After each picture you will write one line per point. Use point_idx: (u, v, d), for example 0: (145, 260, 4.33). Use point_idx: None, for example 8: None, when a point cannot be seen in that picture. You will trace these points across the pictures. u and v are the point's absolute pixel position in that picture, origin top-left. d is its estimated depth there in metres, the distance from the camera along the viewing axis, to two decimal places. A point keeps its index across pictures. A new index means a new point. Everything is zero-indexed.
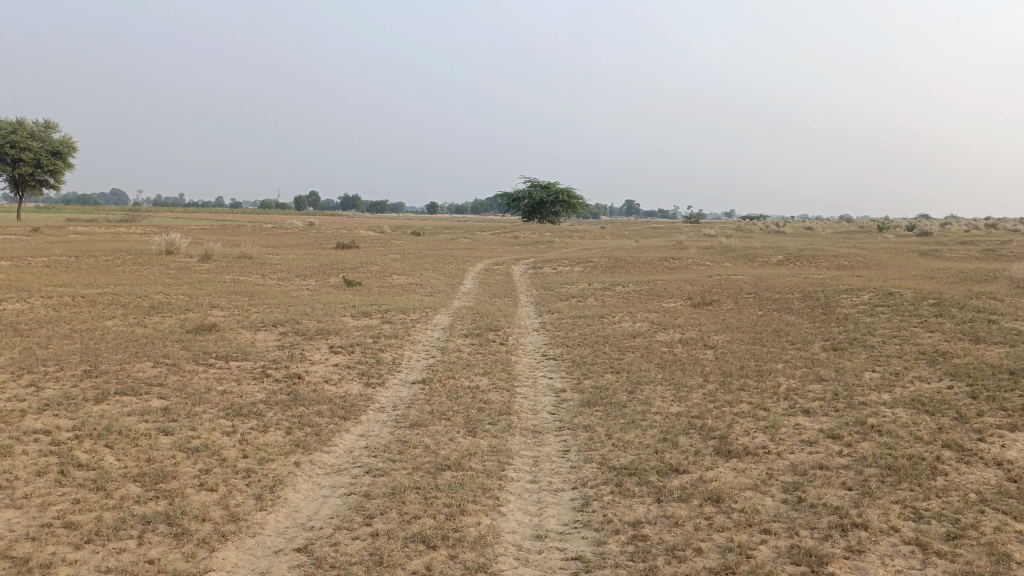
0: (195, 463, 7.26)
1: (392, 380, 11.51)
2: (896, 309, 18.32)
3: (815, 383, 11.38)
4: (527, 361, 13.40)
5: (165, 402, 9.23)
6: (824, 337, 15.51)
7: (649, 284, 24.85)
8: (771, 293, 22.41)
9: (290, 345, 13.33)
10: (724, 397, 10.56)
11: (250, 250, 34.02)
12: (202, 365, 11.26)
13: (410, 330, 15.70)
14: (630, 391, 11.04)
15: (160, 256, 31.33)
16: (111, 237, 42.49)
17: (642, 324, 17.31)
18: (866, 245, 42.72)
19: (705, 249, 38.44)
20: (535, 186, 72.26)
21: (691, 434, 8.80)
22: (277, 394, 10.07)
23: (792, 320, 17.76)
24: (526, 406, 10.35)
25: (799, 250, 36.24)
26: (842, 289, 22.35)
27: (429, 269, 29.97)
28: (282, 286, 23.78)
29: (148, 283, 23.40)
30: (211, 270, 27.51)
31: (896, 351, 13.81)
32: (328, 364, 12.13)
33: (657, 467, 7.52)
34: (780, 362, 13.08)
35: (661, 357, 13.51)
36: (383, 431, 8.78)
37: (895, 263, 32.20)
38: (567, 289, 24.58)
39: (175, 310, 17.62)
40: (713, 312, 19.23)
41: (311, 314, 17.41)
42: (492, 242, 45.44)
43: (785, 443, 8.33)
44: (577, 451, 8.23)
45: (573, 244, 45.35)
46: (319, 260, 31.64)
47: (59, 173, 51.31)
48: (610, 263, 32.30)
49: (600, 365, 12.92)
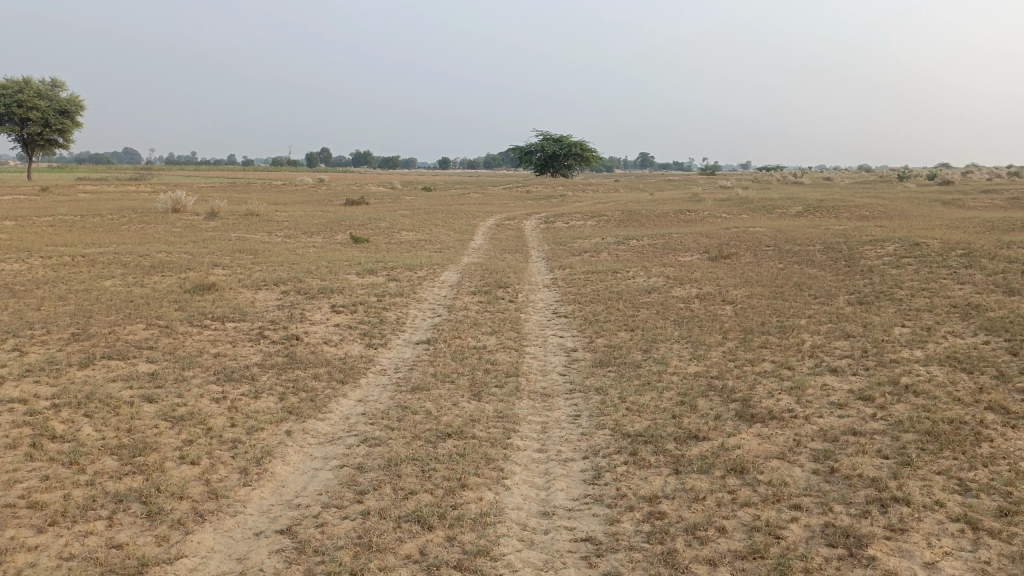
0: (178, 433, 6.78)
1: (395, 340, 10.97)
2: (923, 261, 17.51)
3: (841, 340, 10.74)
4: (538, 320, 12.82)
5: (154, 367, 8.74)
6: (849, 290, 14.81)
7: (664, 237, 24.14)
8: (791, 245, 21.61)
9: (290, 304, 12.79)
10: (745, 356, 9.95)
11: (258, 208, 33.42)
12: (197, 327, 10.77)
13: (415, 288, 15.12)
14: (645, 350, 10.46)
15: (166, 215, 30.78)
16: (120, 196, 42.08)
17: (658, 279, 16.65)
18: (886, 195, 41.55)
19: (722, 201, 37.47)
20: (547, 139, 70.89)
21: (710, 396, 8.22)
22: (272, 357, 9.56)
23: (814, 273, 17.02)
24: (535, 367, 9.80)
25: (818, 201, 35.26)
26: (865, 240, 21.57)
27: (439, 225, 29.32)
28: (287, 244, 23.25)
29: (152, 242, 22.91)
30: (217, 228, 27.01)
31: (925, 304, 13.11)
32: (328, 324, 11.60)
33: (675, 434, 6.96)
34: (804, 317, 12.41)
35: (678, 314, 12.88)
36: (382, 396, 8.26)
37: (919, 213, 31.14)
38: (579, 243, 23.91)
39: (177, 269, 17.09)
40: (731, 265, 18.52)
41: (315, 272, 16.87)
42: (503, 196, 44.65)
43: (812, 406, 7.75)
44: (588, 416, 7.68)
45: (586, 198, 44.43)
46: (327, 217, 30.99)
47: (67, 133, 50.66)
48: (624, 216, 31.54)
49: (614, 323, 12.32)
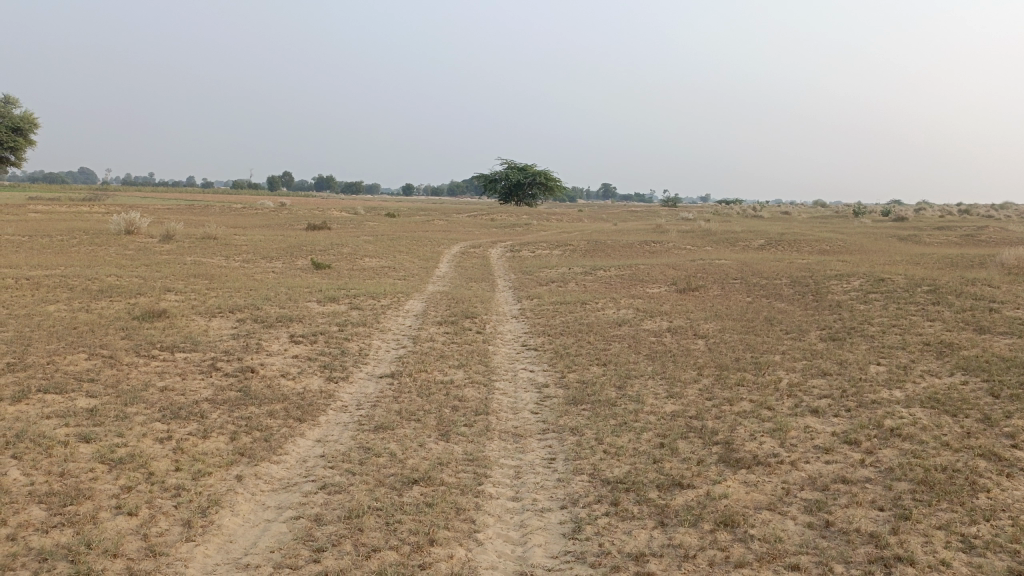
0: (115, 479, 6.15)
1: (357, 374, 10.41)
2: (889, 297, 17.50)
3: (818, 378, 10.47)
4: (506, 352, 12.36)
5: (94, 402, 8.06)
6: (820, 326, 14.66)
7: (631, 268, 23.95)
8: (758, 279, 21.56)
9: (246, 333, 12.14)
10: (723, 395, 9.60)
11: (215, 231, 32.52)
12: (144, 358, 10.07)
13: (378, 318, 14.56)
14: (619, 387, 10.05)
15: (119, 237, 29.72)
16: (72, 216, 40.76)
17: (627, 311, 16.35)
18: (845, 230, 42.21)
19: (686, 233, 37.60)
20: (512, 168, 70.94)
21: (691, 438, 7.83)
22: (225, 391, 8.94)
23: (783, 308, 16.88)
24: (505, 404, 9.32)
25: (780, 235, 35.59)
26: (831, 274, 21.62)
27: (403, 251, 28.81)
28: (246, 269, 22.50)
29: (102, 264, 21.97)
30: (172, 251, 26.11)
31: (898, 342, 12.98)
32: (286, 355, 10.99)
33: (657, 481, 6.53)
34: (778, 353, 12.16)
35: (650, 348, 12.53)
36: (342, 436, 7.70)
37: (878, 249, 31.53)
38: (546, 273, 23.60)
39: (126, 294, 16.28)
40: (700, 298, 18.31)
41: (274, 299, 16.20)
42: (468, 224, 44.30)
43: (797, 450, 7.40)
44: (564, 460, 7.22)
45: (551, 226, 44.35)
46: (287, 241, 30.24)
47: (19, 151, 49.07)
48: (590, 246, 31.37)
49: (585, 356, 11.91)
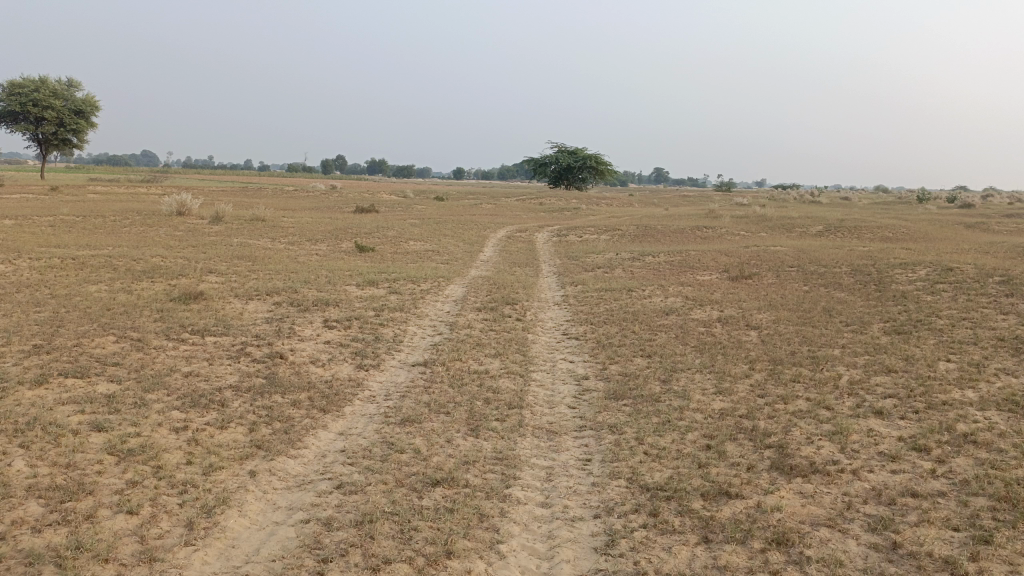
0: (122, 473, 5.84)
1: (389, 361, 10.01)
2: (959, 287, 16.41)
3: (881, 376, 9.68)
4: (546, 341, 11.82)
5: (114, 388, 7.81)
6: (883, 318, 13.75)
7: (681, 254, 23.15)
8: (815, 266, 20.56)
9: (280, 317, 11.85)
10: (776, 392, 8.91)
11: (264, 212, 32.64)
12: (173, 341, 9.84)
13: (417, 302, 14.16)
14: (663, 381, 9.44)
15: (170, 218, 30.01)
16: (129, 198, 41.51)
17: (676, 299, 15.64)
18: (908, 216, 40.40)
19: (740, 219, 36.43)
20: (562, 152, 70.04)
21: (741, 440, 7.19)
22: (250, 378, 8.61)
23: (843, 298, 15.95)
24: (541, 397, 8.81)
25: (839, 221, 34.22)
26: (894, 263, 20.50)
27: (449, 235, 28.45)
28: (290, 251, 22.40)
29: (150, 246, 22.07)
30: (219, 232, 26.21)
31: (970, 336, 12.04)
32: (318, 341, 10.63)
33: (701, 489, 5.94)
34: (837, 347, 11.36)
35: (699, 339, 11.85)
36: (366, 430, 7.27)
37: (945, 236, 29.97)
38: (593, 258, 22.94)
39: (168, 276, 16.20)
40: (753, 286, 17.48)
41: (313, 282, 15.93)
42: (516, 208, 43.72)
43: (859, 458, 6.72)
44: (600, 461, 6.67)
45: (600, 211, 43.53)
46: (334, 224, 30.17)
47: (80, 133, 50.10)
48: (639, 231, 30.55)
49: (630, 347, 11.29)
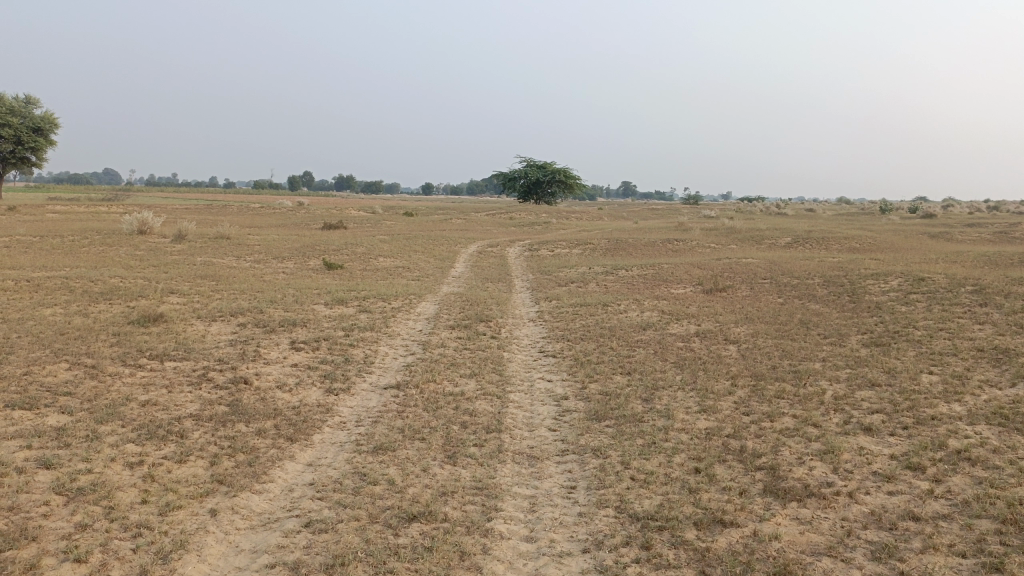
0: (70, 515, 5.35)
1: (360, 384, 9.58)
2: (932, 297, 16.41)
3: (865, 391, 9.50)
4: (522, 359, 11.48)
5: (65, 420, 7.30)
6: (860, 330, 13.64)
7: (654, 268, 23.00)
8: (788, 278, 20.51)
9: (245, 340, 11.36)
10: (761, 410, 8.66)
11: (229, 230, 31.94)
12: (130, 368, 9.31)
13: (388, 321, 13.74)
14: (645, 400, 9.14)
15: (131, 237, 29.17)
16: (89, 217, 40.44)
17: (652, 313, 15.41)
18: (874, 227, 40.87)
19: (710, 231, 36.50)
20: (531, 166, 70.00)
21: (730, 462, 6.90)
22: (212, 406, 8.14)
23: (818, 309, 15.85)
24: (520, 420, 8.46)
25: (808, 232, 34.42)
26: (865, 273, 20.54)
27: (419, 251, 28.02)
28: (256, 269, 21.82)
29: (110, 266, 21.35)
30: (182, 251, 25.49)
31: (949, 347, 11.95)
32: (285, 364, 10.17)
33: (695, 517, 5.63)
34: (818, 361, 11.18)
35: (678, 355, 11.60)
36: (337, 459, 6.86)
37: (911, 246, 30.26)
38: (565, 273, 22.69)
39: (127, 297, 15.57)
40: (728, 299, 17.33)
41: (279, 302, 15.42)
42: (486, 222, 43.43)
43: (853, 479, 6.46)
44: (586, 489, 6.33)
45: (571, 225, 43.38)
46: (301, 241, 29.57)
47: (38, 151, 48.80)
48: (611, 245, 30.41)
49: (608, 365, 10.99)
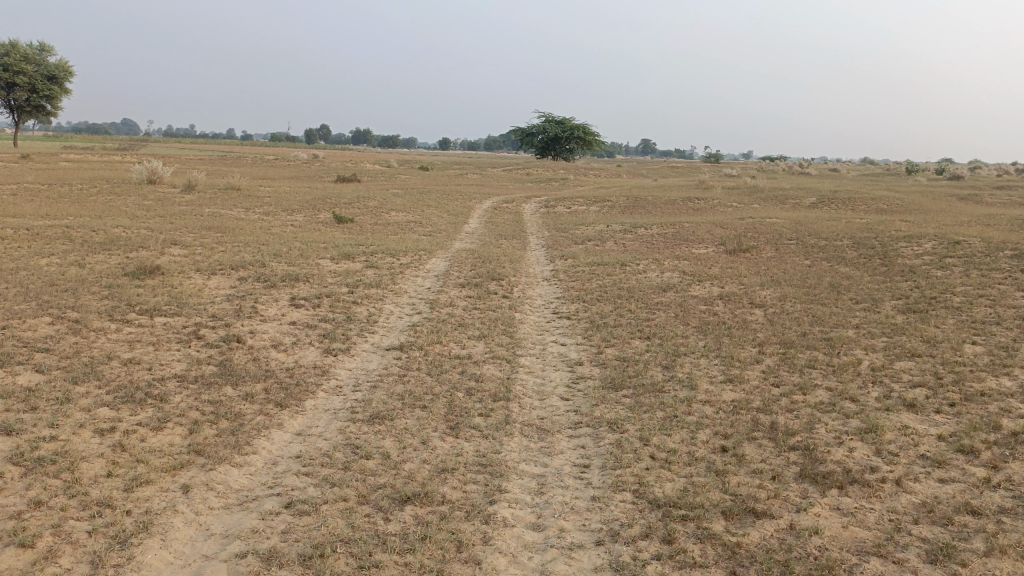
0: (24, 490, 4.81)
1: (361, 345, 9.00)
2: (969, 262, 15.56)
3: (905, 363, 8.78)
4: (535, 321, 10.84)
5: (38, 380, 6.75)
6: (894, 295, 12.86)
7: (675, 226, 22.19)
8: (815, 239, 19.64)
9: (244, 295, 10.78)
10: (793, 381, 7.99)
11: (239, 182, 31.26)
12: (117, 323, 8.76)
13: (395, 278, 13.10)
14: (666, 368, 8.48)
15: (140, 187, 28.63)
16: (101, 166, 39.84)
17: (672, 274, 14.70)
18: (902, 188, 39.58)
19: (731, 190, 35.43)
20: (549, 122, 68.50)
21: (760, 441, 6.25)
22: (200, 366, 7.58)
23: (848, 273, 15.06)
24: (531, 386, 7.85)
25: (833, 192, 33.30)
26: (897, 235, 19.63)
27: (432, 206, 27.30)
28: (265, 222, 21.22)
29: (116, 215, 20.85)
30: (191, 202, 24.92)
31: (991, 315, 11.18)
32: (282, 321, 9.59)
33: (723, 506, 5.01)
34: (851, 328, 10.44)
35: (700, 319, 10.91)
36: (328, 428, 6.28)
37: (941, 208, 29.16)
38: (582, 230, 21.94)
39: (127, 248, 15.00)
40: (752, 261, 16.54)
41: (283, 255, 14.81)
42: (503, 178, 42.44)
43: (899, 464, 5.80)
44: (601, 467, 5.71)
45: (588, 182, 42.39)
46: (312, 194, 28.87)
47: (54, 99, 48.07)
48: (629, 202, 29.51)
49: (626, 329, 10.31)
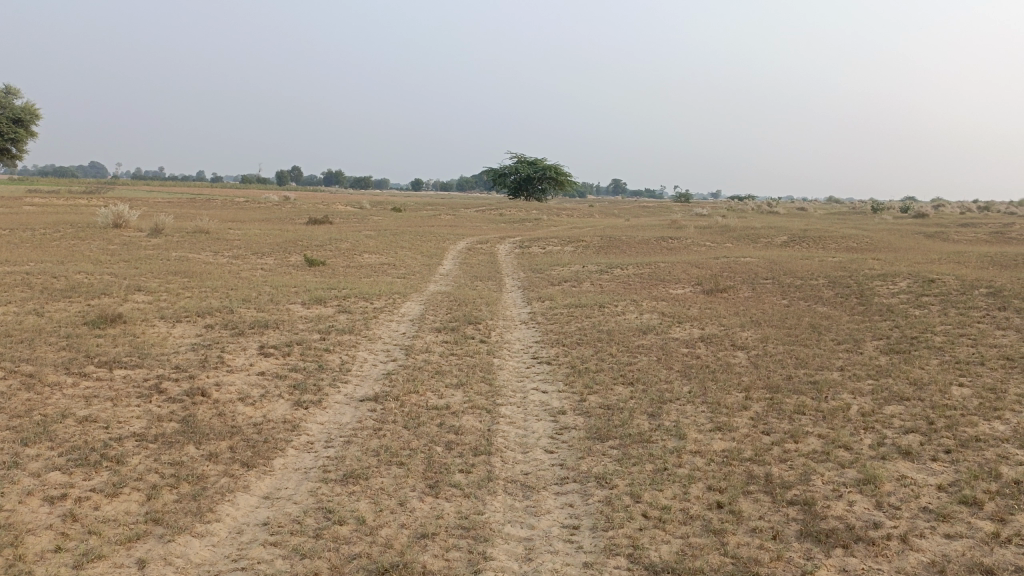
0: None
1: (334, 396, 8.59)
2: (945, 300, 15.56)
3: (894, 407, 8.57)
4: (514, 367, 10.51)
5: None
6: (875, 335, 12.74)
7: (650, 266, 22.09)
8: (791, 278, 19.62)
9: (210, 344, 10.33)
10: (783, 428, 7.73)
11: (208, 224, 30.76)
12: (74, 377, 8.27)
13: (368, 323, 12.72)
14: (651, 416, 8.18)
15: (105, 231, 27.99)
16: (66, 209, 39.11)
17: (651, 315, 14.49)
18: (870, 226, 40.15)
19: (704, 229, 35.60)
20: (521, 163, 68.90)
21: (756, 495, 5.95)
22: (162, 422, 7.13)
23: (826, 312, 14.96)
24: (513, 438, 7.49)
25: (804, 230, 33.59)
26: (871, 274, 19.68)
27: (405, 247, 27.00)
28: (234, 266, 20.73)
29: (78, 260, 20.23)
30: (158, 246, 24.34)
31: (974, 355, 11.07)
32: (250, 372, 9.16)
33: (724, 571, 4.69)
34: (835, 370, 10.25)
35: (683, 363, 10.66)
36: (299, 490, 5.87)
37: (911, 246, 29.51)
38: (558, 271, 21.73)
39: (89, 295, 14.47)
40: (730, 301, 16.40)
41: (253, 301, 14.37)
42: (476, 219, 42.31)
43: (903, 518, 5.53)
44: (592, 528, 5.37)
45: (562, 222, 42.40)
46: (283, 236, 28.44)
47: (20, 143, 47.31)
48: (603, 242, 29.46)
49: (608, 374, 10.02)
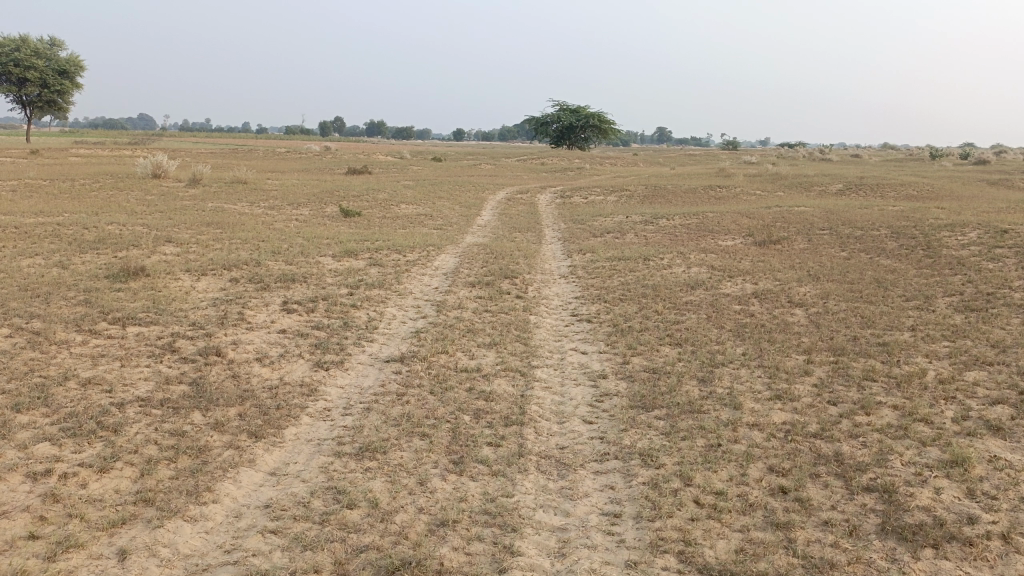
0: None
1: (357, 356, 8.01)
2: (1021, 253, 14.34)
3: (977, 373, 7.65)
4: (552, 325, 9.80)
5: None
6: (946, 291, 11.68)
7: (698, 216, 21.04)
8: (849, 229, 18.44)
9: (232, 298, 9.81)
10: (852, 398, 6.90)
11: (246, 175, 30.38)
12: (84, 335, 7.79)
13: (399, 277, 12.09)
14: (702, 381, 7.42)
15: (143, 182, 27.77)
16: (110, 160, 39.11)
17: (700, 269, 13.59)
18: (932, 173, 38.12)
19: (754, 177, 34.12)
20: (564, 110, 67.17)
21: (826, 479, 5.20)
22: (169, 386, 6.61)
23: (890, 266, 13.88)
24: (549, 406, 6.81)
25: (861, 178, 31.89)
26: (937, 223, 18.38)
27: (444, 197, 26.28)
28: (268, 217, 20.26)
29: (113, 211, 19.94)
30: (194, 196, 23.98)
31: None
32: (270, 330, 8.62)
33: None
34: (906, 331, 9.31)
35: (736, 321, 9.83)
36: (309, 466, 5.29)
37: (977, 194, 27.81)
38: (600, 222, 20.81)
39: (117, 247, 14.09)
40: (784, 253, 15.39)
41: (283, 253, 13.83)
42: (517, 168, 41.25)
43: (1003, 512, 4.72)
44: (637, 518, 4.69)
45: (604, 171, 41.15)
46: (320, 187, 27.92)
47: (67, 94, 47.30)
48: (649, 192, 28.35)
49: (654, 333, 9.24)
